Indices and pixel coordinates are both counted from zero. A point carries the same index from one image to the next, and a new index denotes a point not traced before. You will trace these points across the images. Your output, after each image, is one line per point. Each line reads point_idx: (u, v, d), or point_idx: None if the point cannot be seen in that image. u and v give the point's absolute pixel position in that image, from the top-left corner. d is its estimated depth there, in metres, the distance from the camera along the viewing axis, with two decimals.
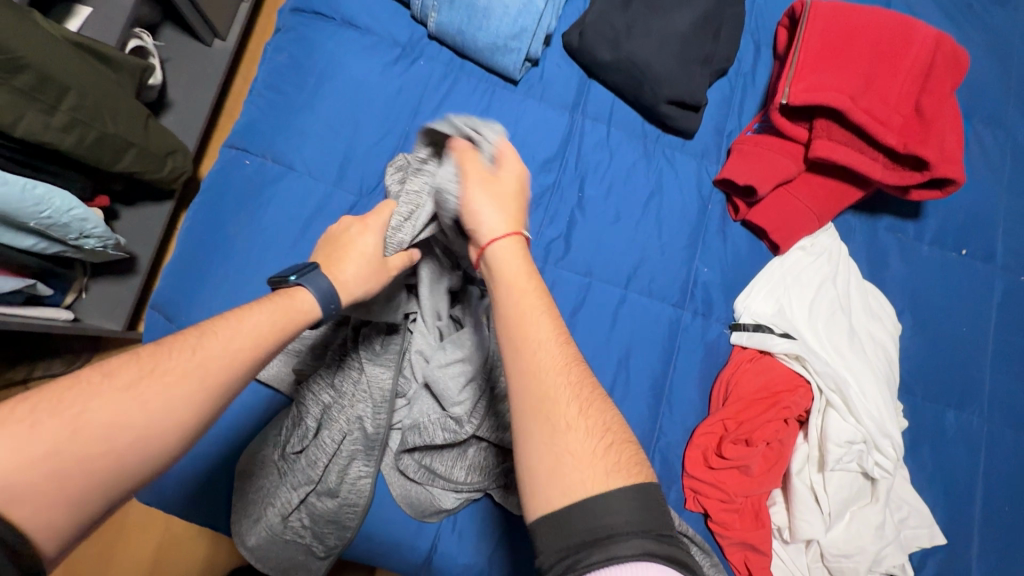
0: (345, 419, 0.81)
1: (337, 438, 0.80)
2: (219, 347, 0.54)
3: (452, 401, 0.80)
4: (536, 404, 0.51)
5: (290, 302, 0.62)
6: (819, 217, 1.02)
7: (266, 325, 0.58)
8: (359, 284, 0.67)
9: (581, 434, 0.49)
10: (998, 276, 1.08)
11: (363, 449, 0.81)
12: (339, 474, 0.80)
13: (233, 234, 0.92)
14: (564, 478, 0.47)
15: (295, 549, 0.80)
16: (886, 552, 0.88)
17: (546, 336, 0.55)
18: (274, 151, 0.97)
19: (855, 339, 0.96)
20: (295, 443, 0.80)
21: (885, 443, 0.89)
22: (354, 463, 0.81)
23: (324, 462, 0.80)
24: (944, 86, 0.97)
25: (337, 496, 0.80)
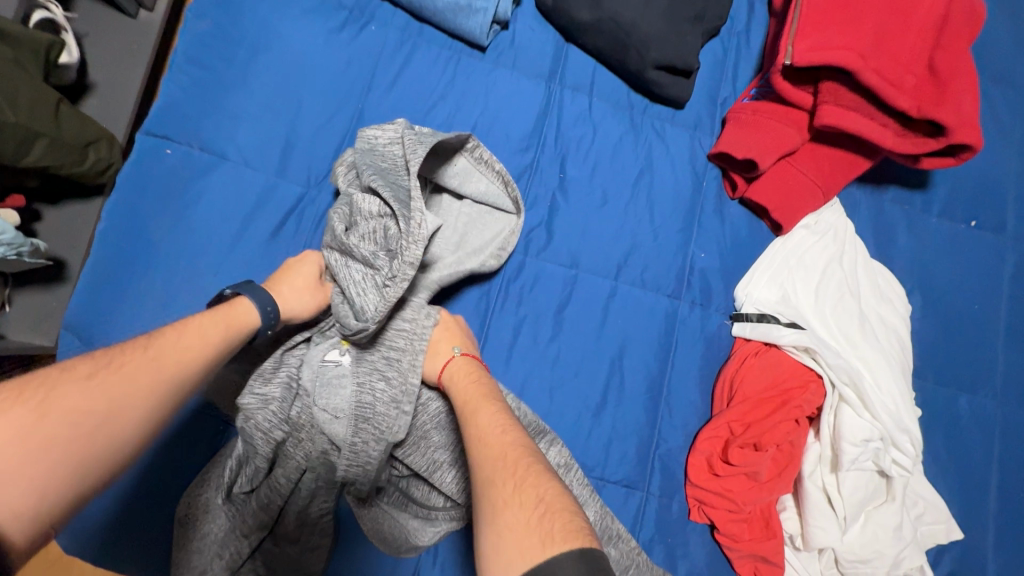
0: (303, 453, 0.70)
1: (293, 480, 0.69)
2: (169, 346, 0.56)
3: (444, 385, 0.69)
4: (485, 492, 0.52)
5: (229, 309, 0.63)
6: (824, 192, 0.92)
7: (212, 329, 0.60)
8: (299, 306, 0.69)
9: (516, 507, 0.48)
10: (1009, 248, 1.01)
11: (328, 483, 0.70)
12: (299, 515, 0.69)
13: (158, 238, 0.79)
14: (504, 554, 0.45)
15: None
16: (905, 554, 0.82)
17: (488, 432, 0.58)
18: (202, 137, 0.83)
19: (867, 325, 0.88)
20: (243, 483, 0.70)
21: (903, 440, 0.81)
22: (316, 499, 0.70)
23: (282, 503, 0.69)
24: (960, 41, 0.88)
25: (298, 541, 0.69)
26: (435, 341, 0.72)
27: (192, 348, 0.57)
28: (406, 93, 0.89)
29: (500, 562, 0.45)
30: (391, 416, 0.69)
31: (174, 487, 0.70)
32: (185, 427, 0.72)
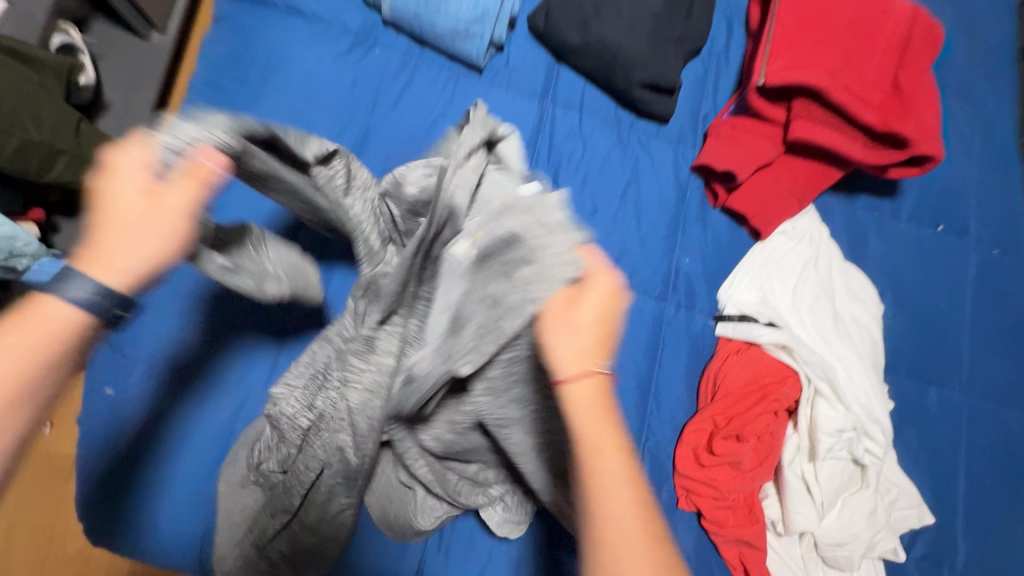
0: (327, 450, 0.69)
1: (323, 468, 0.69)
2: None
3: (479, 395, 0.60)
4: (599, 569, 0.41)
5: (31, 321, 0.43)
6: (799, 200, 0.99)
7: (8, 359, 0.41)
8: (137, 255, 0.46)
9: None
10: (974, 251, 1.08)
11: (345, 483, 0.69)
12: (320, 508, 0.70)
13: None
14: None
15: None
16: (879, 537, 0.88)
17: (621, 507, 0.42)
18: None
19: (840, 324, 0.95)
20: (274, 465, 0.74)
21: (874, 429, 0.87)
22: (335, 498, 0.69)
23: (308, 490, 0.70)
24: (921, 60, 0.95)
25: (318, 532, 0.71)
26: (584, 330, 0.47)
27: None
28: (408, 112, 0.96)
29: None
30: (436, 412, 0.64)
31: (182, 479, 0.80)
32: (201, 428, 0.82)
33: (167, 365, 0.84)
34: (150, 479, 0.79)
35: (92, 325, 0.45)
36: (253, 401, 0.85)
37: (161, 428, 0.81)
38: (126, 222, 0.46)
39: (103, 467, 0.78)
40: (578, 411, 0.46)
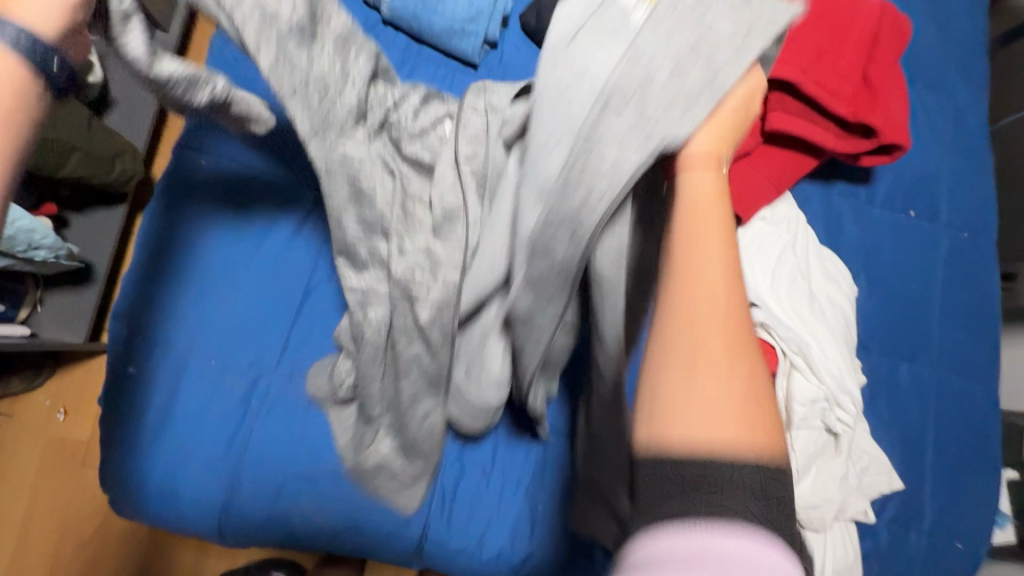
0: (404, 357, 0.72)
1: (411, 357, 0.72)
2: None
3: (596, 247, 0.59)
4: (675, 340, 0.42)
5: None
6: (777, 188, 1.06)
7: None
8: (49, 10, 0.42)
9: (723, 384, 0.40)
10: (943, 234, 1.15)
11: (428, 387, 0.73)
12: (407, 415, 0.74)
13: (193, 240, 0.89)
14: (679, 417, 0.39)
15: (389, 481, 0.79)
16: (850, 500, 0.95)
17: (712, 287, 0.43)
18: None
19: (815, 303, 1.01)
20: (345, 388, 0.80)
21: (845, 400, 0.94)
22: (420, 403, 0.74)
23: (399, 383, 0.73)
24: (888, 54, 1.02)
25: (408, 436, 0.75)
26: (719, 128, 0.50)
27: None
28: None
29: (678, 420, 0.39)
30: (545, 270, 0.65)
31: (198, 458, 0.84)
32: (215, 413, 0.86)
33: (181, 344, 0.86)
34: (165, 452, 0.83)
35: (40, 82, 0.39)
36: (266, 382, 0.87)
37: (177, 405, 0.84)
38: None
39: (126, 445, 0.83)
40: (689, 196, 0.48)
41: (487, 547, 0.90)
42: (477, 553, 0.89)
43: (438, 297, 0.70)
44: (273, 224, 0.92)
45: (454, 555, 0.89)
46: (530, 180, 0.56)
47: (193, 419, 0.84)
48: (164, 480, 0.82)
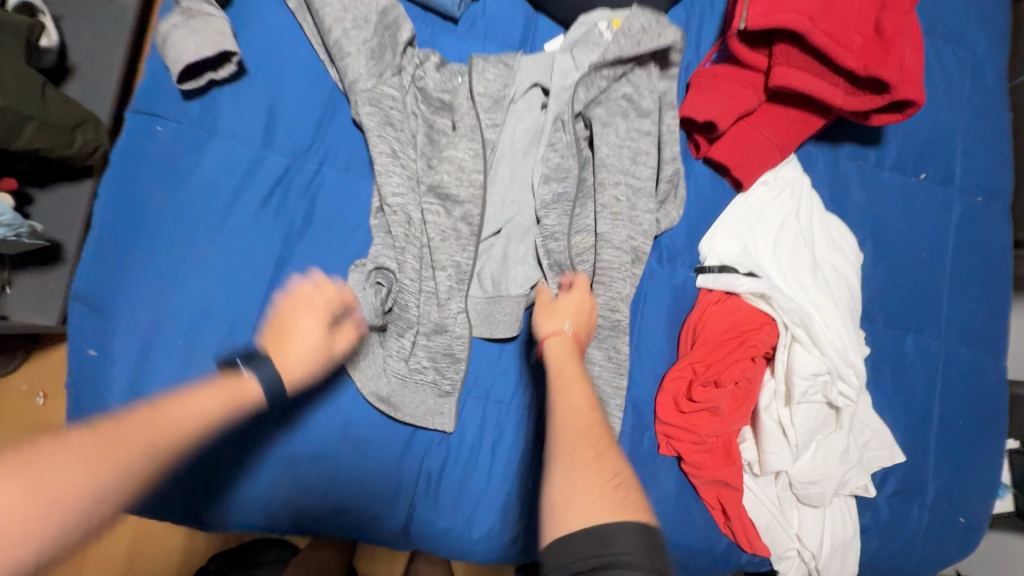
0: (442, 257, 0.88)
1: (447, 253, 0.88)
2: (167, 422, 0.51)
3: (568, 165, 0.94)
4: (560, 454, 0.54)
5: (238, 387, 0.56)
6: (780, 150, 0.99)
7: (212, 408, 0.54)
8: (305, 372, 0.61)
9: (594, 472, 0.51)
10: (956, 198, 1.09)
11: (458, 284, 0.88)
12: (438, 309, 0.87)
13: (154, 211, 0.83)
14: (574, 510, 0.48)
15: (422, 393, 0.85)
16: (850, 475, 0.92)
17: (577, 403, 0.58)
18: (190, 115, 0.87)
19: (819, 273, 0.96)
20: (386, 304, 0.84)
21: (848, 372, 0.90)
22: (453, 299, 0.88)
23: (436, 280, 0.87)
24: (904, 1, 0.94)
25: (444, 332, 0.87)
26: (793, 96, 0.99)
27: (181, 407, 0.52)
28: None
29: (569, 511, 0.48)
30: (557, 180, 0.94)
31: None
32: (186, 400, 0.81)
33: (143, 323, 0.80)
34: None
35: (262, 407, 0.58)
36: None
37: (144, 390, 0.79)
38: (307, 347, 0.61)
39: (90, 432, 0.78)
40: (553, 356, 0.67)
41: (476, 526, 0.87)
42: (466, 533, 0.87)
43: (468, 197, 0.89)
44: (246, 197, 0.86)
45: (443, 534, 0.87)
46: (559, 91, 0.93)
47: (163, 398, 0.80)
48: None
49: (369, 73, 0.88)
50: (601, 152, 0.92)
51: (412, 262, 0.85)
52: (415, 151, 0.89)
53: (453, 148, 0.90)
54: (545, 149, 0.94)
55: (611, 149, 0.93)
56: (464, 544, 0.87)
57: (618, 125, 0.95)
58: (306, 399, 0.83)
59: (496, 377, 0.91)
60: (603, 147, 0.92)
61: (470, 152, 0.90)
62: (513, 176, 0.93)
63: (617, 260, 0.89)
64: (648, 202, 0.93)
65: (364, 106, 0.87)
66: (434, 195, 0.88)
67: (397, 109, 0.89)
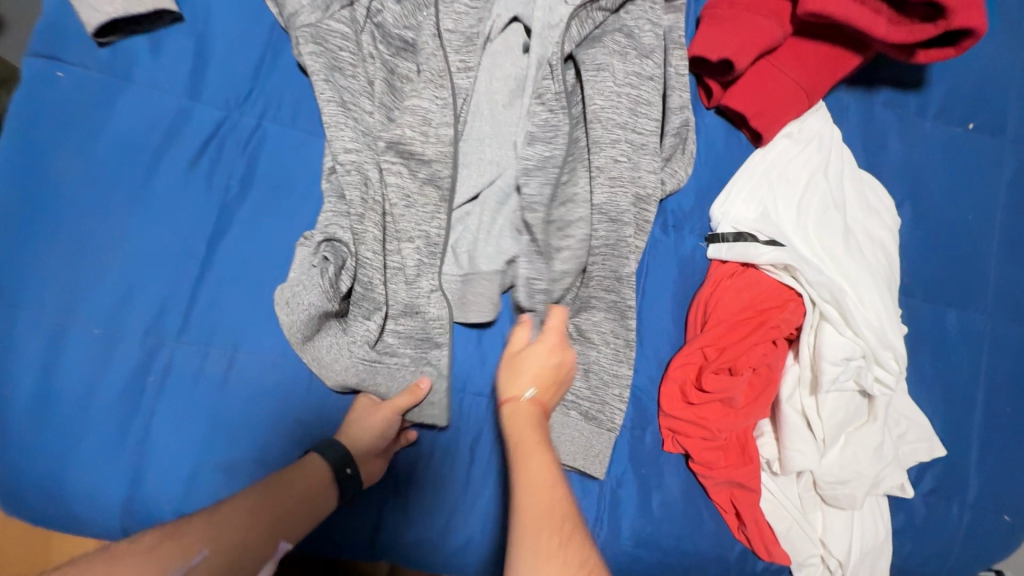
0: (409, 224, 0.73)
1: (412, 222, 0.74)
2: (265, 497, 0.58)
3: (559, 117, 0.78)
4: (522, 542, 0.44)
5: (306, 465, 0.63)
6: (808, 95, 0.84)
7: (297, 489, 0.61)
8: (370, 439, 0.67)
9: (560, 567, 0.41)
10: (1009, 153, 0.94)
11: (430, 257, 0.74)
12: (407, 287, 0.73)
13: (59, 174, 0.69)
14: None
15: (402, 378, 0.72)
16: (884, 473, 0.79)
17: (545, 480, 0.48)
18: (101, 60, 0.72)
19: (851, 240, 0.82)
20: (344, 282, 0.71)
21: (886, 356, 0.77)
22: (423, 276, 0.74)
23: (402, 255, 0.73)
24: None
25: (418, 314, 0.74)
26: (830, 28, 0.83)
27: (254, 512, 0.56)
28: None
29: None
30: (544, 130, 0.78)
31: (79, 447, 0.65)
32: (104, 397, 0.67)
33: (49, 311, 0.67)
34: (38, 444, 0.65)
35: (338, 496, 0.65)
36: (167, 354, 0.69)
37: (55, 387, 0.66)
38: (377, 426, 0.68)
39: None
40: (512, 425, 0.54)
41: (455, 538, 0.73)
42: (443, 546, 0.72)
43: (434, 155, 0.75)
44: (174, 156, 0.72)
45: (415, 550, 0.72)
46: (545, 23, 0.78)
47: (74, 399, 0.66)
48: (41, 481, 0.64)
49: (312, 5, 0.74)
50: (595, 103, 0.77)
51: (372, 231, 0.71)
52: (372, 102, 0.75)
53: (416, 96, 0.75)
54: (531, 101, 0.77)
55: (608, 95, 0.77)
56: (442, 559, 0.73)
57: (617, 66, 0.79)
58: (248, 392, 0.70)
59: (474, 365, 0.77)
60: (597, 98, 0.77)
61: (437, 101, 0.75)
62: (493, 133, 0.78)
63: (615, 234, 0.77)
64: (651, 161, 0.79)
65: (306, 45, 0.74)
66: (394, 152, 0.74)
67: (347, 50, 0.75)
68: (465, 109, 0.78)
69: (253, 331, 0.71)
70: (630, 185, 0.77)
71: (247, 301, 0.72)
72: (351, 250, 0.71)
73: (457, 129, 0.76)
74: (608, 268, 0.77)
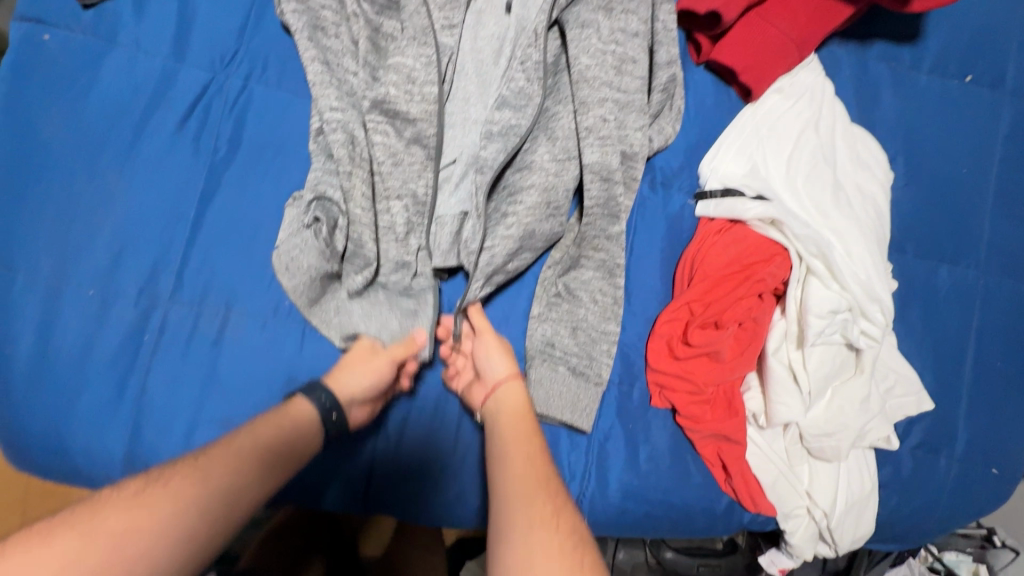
0: (398, 182, 0.74)
1: (400, 180, 0.74)
2: (251, 440, 0.56)
3: (539, 73, 0.75)
4: (518, 507, 0.54)
5: (292, 407, 0.62)
6: (799, 47, 0.83)
7: (284, 430, 0.59)
8: (362, 381, 0.66)
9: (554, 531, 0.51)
10: (1007, 106, 0.93)
11: (419, 215, 0.75)
12: (397, 245, 0.74)
13: (48, 136, 0.70)
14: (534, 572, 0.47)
15: (388, 315, 0.72)
16: (871, 426, 0.80)
17: (528, 456, 0.59)
18: (86, 22, 0.73)
19: (840, 195, 0.81)
20: (339, 243, 0.71)
21: (873, 309, 0.77)
22: (413, 234, 0.75)
23: (391, 216, 0.73)
24: None
25: (408, 269, 0.74)
26: None
27: (243, 453, 0.54)
28: None
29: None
30: (520, 87, 0.75)
31: (81, 403, 0.68)
32: (101, 356, 0.69)
33: (44, 272, 0.69)
34: (43, 398, 0.67)
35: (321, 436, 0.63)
36: (160, 313, 0.70)
37: (53, 343, 0.68)
38: (363, 366, 0.67)
39: None
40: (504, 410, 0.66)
41: (445, 491, 0.74)
42: (435, 499, 0.73)
43: (420, 113, 0.75)
44: (160, 118, 0.73)
45: (406, 502, 0.73)
46: None
47: (73, 356, 0.68)
48: (47, 433, 0.67)
49: None
50: (579, 62, 0.76)
51: (362, 188, 0.72)
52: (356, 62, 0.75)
53: (400, 54, 0.75)
54: (511, 65, 0.74)
55: (593, 53, 0.76)
56: (431, 512, 0.74)
57: (602, 23, 0.78)
58: (240, 350, 0.71)
59: None
60: (581, 56, 0.76)
61: (421, 59, 0.75)
62: (479, 93, 0.77)
63: (606, 194, 0.76)
64: (638, 118, 0.78)
65: (289, 3, 0.75)
66: (379, 111, 0.73)
67: (330, 9, 0.76)
68: (447, 70, 0.78)
69: (245, 290, 0.72)
70: (619, 145, 0.76)
71: (237, 261, 0.73)
72: (342, 210, 0.72)
73: (442, 88, 0.76)
74: (597, 227, 0.77)
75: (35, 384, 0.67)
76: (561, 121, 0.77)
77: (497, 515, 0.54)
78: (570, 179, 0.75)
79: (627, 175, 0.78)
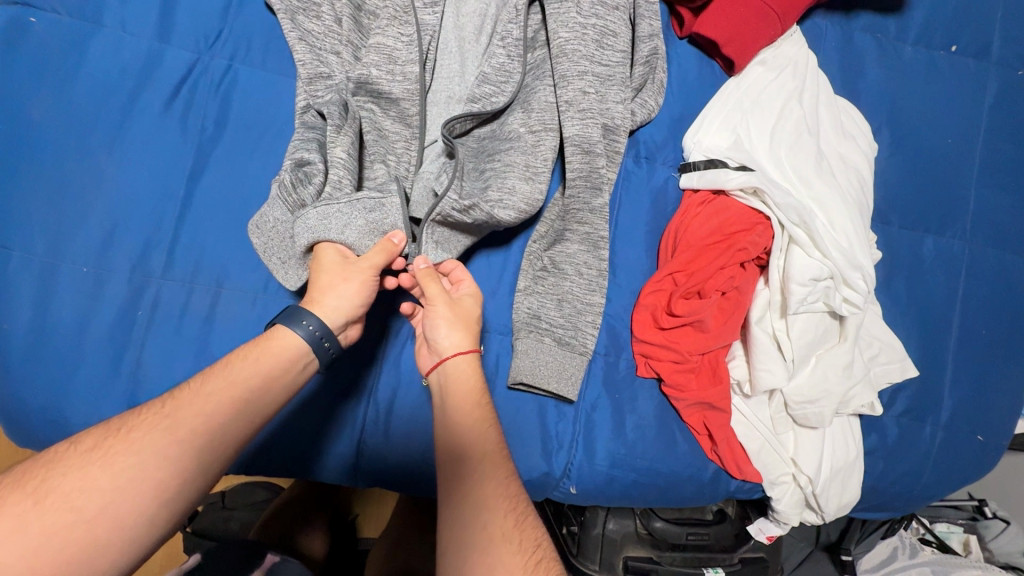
0: (378, 153, 0.74)
1: (383, 151, 0.74)
2: (225, 382, 0.55)
3: (518, 46, 0.77)
4: (479, 515, 0.54)
5: (275, 339, 0.60)
6: (782, 19, 0.83)
7: (259, 369, 0.57)
8: (345, 299, 0.62)
9: (515, 549, 0.51)
10: (993, 75, 0.93)
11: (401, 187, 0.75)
12: None
13: (37, 118, 0.71)
14: None
15: (349, 213, 0.66)
16: (854, 392, 0.81)
17: (494, 448, 0.60)
18: (71, 4, 0.74)
19: (824, 164, 0.82)
20: (311, 193, 0.69)
21: (855, 277, 0.77)
22: None
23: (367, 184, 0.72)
24: None
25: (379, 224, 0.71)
26: None
27: (211, 399, 0.53)
28: None
29: None
30: (503, 60, 0.76)
31: (76, 379, 0.69)
32: (94, 331, 0.70)
33: (38, 251, 0.70)
34: (38, 373, 0.69)
35: (309, 362, 0.61)
36: (153, 291, 0.72)
37: (46, 319, 0.69)
38: (344, 287, 0.63)
39: None
40: (473, 377, 0.65)
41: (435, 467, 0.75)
42: (422, 469, 0.75)
43: (402, 93, 0.75)
44: (147, 98, 0.74)
45: (396, 472, 0.75)
46: None
47: (67, 332, 0.70)
48: (43, 407, 0.68)
49: None
50: (559, 37, 0.77)
51: (348, 142, 0.70)
52: (339, 40, 0.76)
53: (380, 34, 0.74)
54: (492, 42, 0.77)
55: (574, 24, 0.77)
56: (416, 483, 0.75)
57: None
58: (231, 323, 0.72)
59: None
60: (561, 30, 0.77)
61: (402, 38, 0.75)
62: (461, 71, 0.79)
63: (588, 166, 0.76)
64: (619, 92, 0.79)
65: None
66: (364, 91, 0.73)
67: None
68: (429, 45, 0.77)
69: (235, 265, 0.74)
70: (600, 118, 0.76)
71: (227, 239, 0.74)
72: (321, 169, 0.70)
73: (423, 68, 0.75)
74: (576, 201, 0.79)
75: (29, 359, 0.69)
76: (539, 94, 0.77)
77: (456, 520, 0.55)
78: (548, 149, 0.75)
79: (611, 151, 0.79)
